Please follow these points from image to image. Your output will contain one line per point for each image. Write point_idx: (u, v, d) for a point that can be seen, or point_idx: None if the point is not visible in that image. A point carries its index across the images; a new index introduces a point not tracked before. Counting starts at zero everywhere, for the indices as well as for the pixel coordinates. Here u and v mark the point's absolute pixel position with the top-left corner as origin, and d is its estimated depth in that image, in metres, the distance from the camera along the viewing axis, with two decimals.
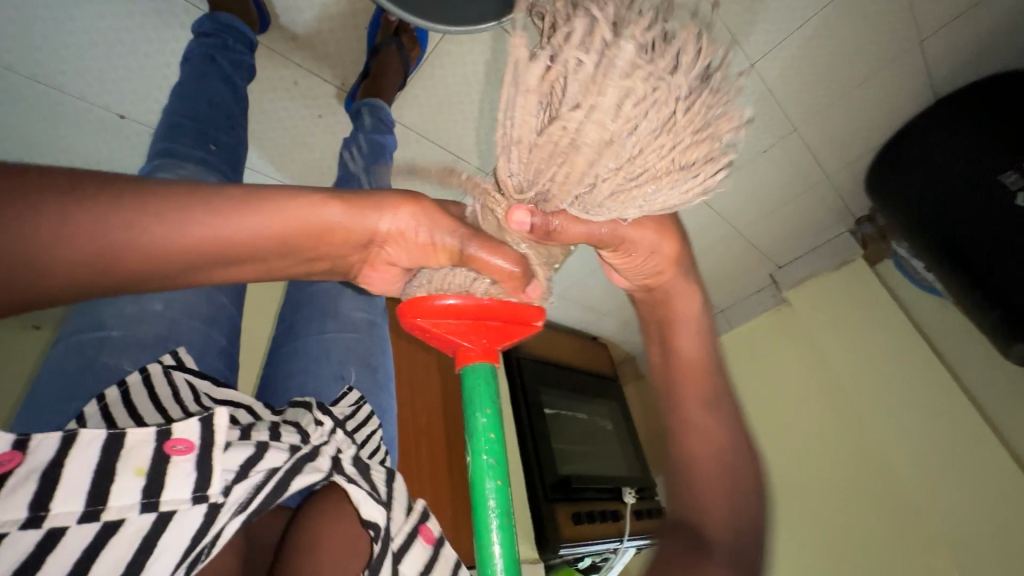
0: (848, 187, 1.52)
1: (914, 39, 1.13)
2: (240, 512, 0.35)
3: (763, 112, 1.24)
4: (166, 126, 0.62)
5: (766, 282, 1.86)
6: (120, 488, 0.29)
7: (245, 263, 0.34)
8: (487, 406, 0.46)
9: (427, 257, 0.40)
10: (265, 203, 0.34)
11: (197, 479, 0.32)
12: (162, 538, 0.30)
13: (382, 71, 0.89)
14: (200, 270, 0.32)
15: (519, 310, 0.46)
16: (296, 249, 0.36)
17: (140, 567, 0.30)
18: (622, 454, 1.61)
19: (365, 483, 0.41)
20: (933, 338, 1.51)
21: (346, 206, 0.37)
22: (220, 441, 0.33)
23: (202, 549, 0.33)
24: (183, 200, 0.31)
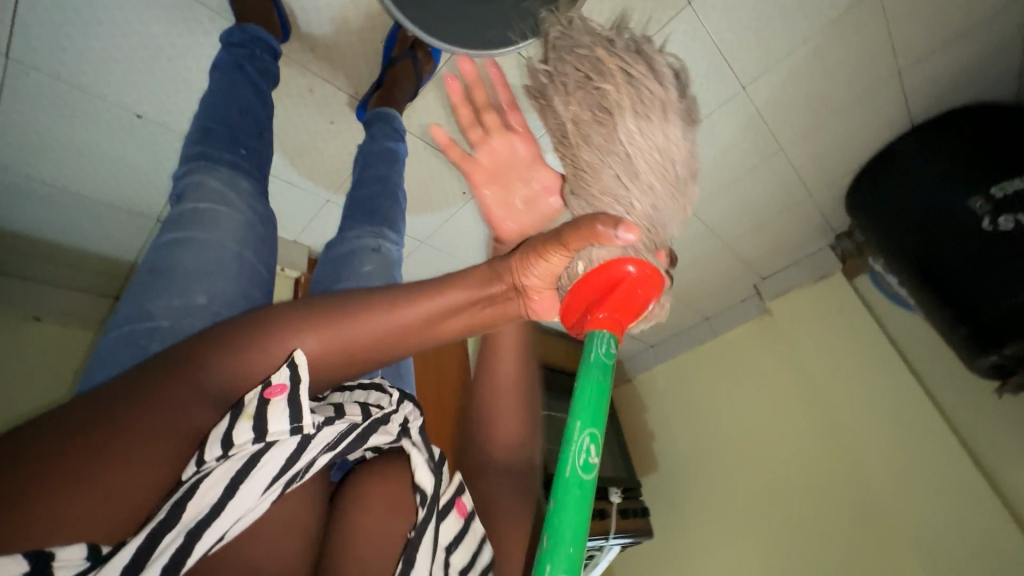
0: (829, 205, 1.59)
1: (893, 69, 1.20)
2: (328, 450, 0.42)
3: (751, 132, 1.30)
4: (199, 131, 0.65)
5: (749, 292, 1.93)
6: (238, 429, 0.36)
7: (454, 323, 0.42)
8: (598, 349, 0.41)
9: (551, 270, 0.43)
10: (432, 284, 0.42)
11: (292, 413, 0.37)
12: (265, 458, 0.38)
13: (394, 83, 0.94)
14: (391, 343, 0.41)
15: (605, 273, 0.41)
16: (467, 309, 0.43)
17: (244, 479, 0.37)
18: (609, 455, 1.67)
19: (424, 450, 0.49)
20: (907, 350, 1.59)
21: (487, 272, 0.43)
22: (305, 380, 0.38)
23: (296, 472, 0.40)
24: (337, 311, 0.40)
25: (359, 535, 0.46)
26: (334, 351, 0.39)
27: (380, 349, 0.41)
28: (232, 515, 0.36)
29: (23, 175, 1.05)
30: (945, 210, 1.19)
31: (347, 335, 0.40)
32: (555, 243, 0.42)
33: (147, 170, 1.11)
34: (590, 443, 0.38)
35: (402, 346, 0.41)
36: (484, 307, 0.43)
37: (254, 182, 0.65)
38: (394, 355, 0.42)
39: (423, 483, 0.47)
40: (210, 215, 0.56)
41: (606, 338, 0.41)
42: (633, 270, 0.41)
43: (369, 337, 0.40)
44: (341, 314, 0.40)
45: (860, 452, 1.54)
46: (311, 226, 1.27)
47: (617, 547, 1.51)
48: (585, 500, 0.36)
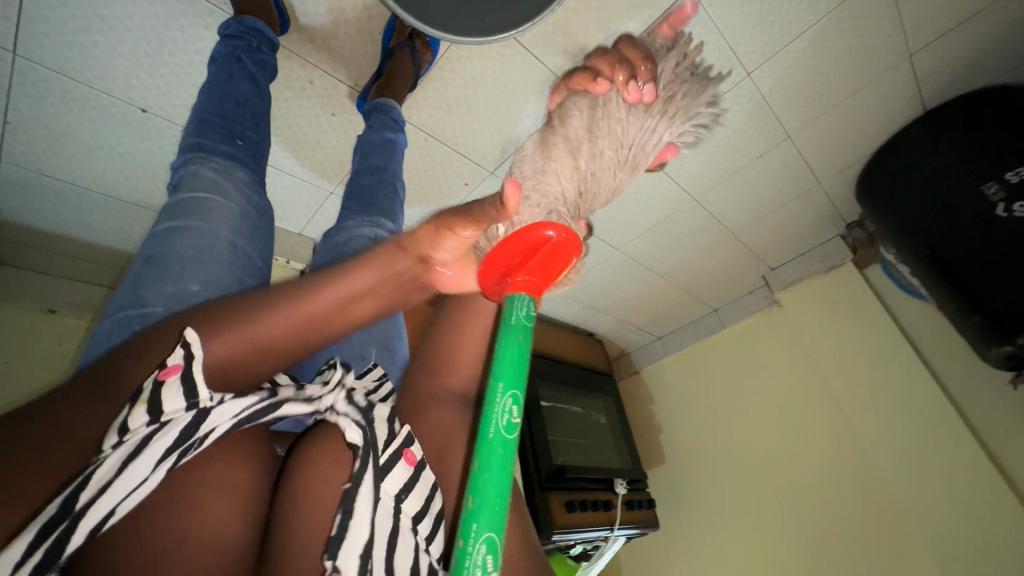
0: (840, 194, 1.57)
1: (903, 53, 1.17)
2: (230, 418, 0.39)
3: (758, 121, 1.29)
4: (196, 123, 0.66)
5: (758, 283, 1.92)
6: (131, 413, 0.34)
7: (367, 306, 0.44)
8: (517, 313, 0.45)
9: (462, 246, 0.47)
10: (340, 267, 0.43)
11: (186, 389, 0.36)
12: (159, 436, 0.35)
13: (393, 72, 0.94)
14: (316, 324, 0.41)
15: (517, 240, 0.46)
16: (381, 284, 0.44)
17: (135, 457, 0.34)
18: (615, 447, 1.67)
19: (354, 411, 0.46)
20: (919, 341, 1.56)
21: (398, 251, 0.45)
22: (200, 357, 0.37)
23: (194, 443, 0.37)
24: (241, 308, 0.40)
25: (300, 496, 0.42)
26: (257, 348, 0.40)
27: (295, 344, 0.41)
28: (120, 491, 0.33)
29: (34, 172, 1.07)
30: (958, 196, 1.16)
31: (258, 332, 0.40)
32: (461, 221, 0.44)
33: (153, 164, 1.13)
34: (513, 404, 0.40)
35: (322, 333, 0.42)
36: (395, 282, 0.45)
37: (250, 173, 0.66)
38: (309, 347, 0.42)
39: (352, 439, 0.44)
40: (204, 204, 0.57)
41: (525, 302, 0.46)
42: (552, 233, 0.45)
43: (285, 331, 0.40)
44: (252, 307, 0.40)
45: (870, 444, 1.52)
46: (316, 219, 1.28)
47: (623, 538, 1.51)
48: (505, 459, 0.38)
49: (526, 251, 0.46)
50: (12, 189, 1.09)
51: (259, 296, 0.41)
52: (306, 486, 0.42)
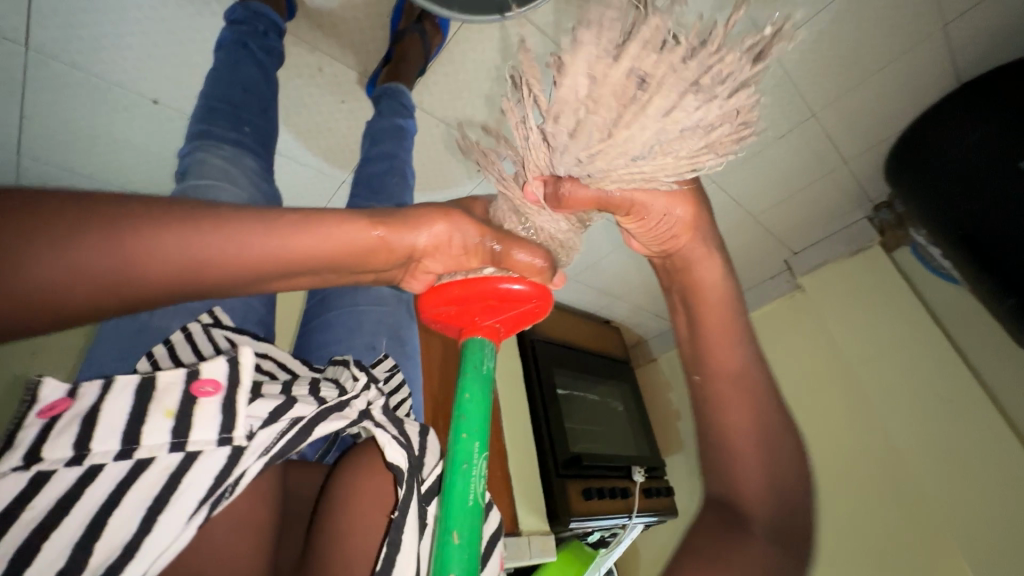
0: (867, 173, 1.50)
1: (937, 23, 1.10)
2: (263, 455, 0.40)
3: (780, 98, 1.23)
4: (203, 110, 0.66)
5: (780, 268, 1.86)
6: (151, 429, 0.35)
7: (286, 278, 0.38)
8: (485, 363, 0.50)
9: (460, 265, 0.47)
10: (315, 224, 0.39)
11: (221, 422, 0.37)
12: (189, 474, 0.36)
13: (404, 55, 0.92)
14: (238, 284, 0.36)
15: (516, 296, 0.49)
16: (343, 263, 0.41)
17: (164, 502, 0.35)
18: (633, 435, 1.65)
19: (391, 428, 0.48)
20: (950, 326, 1.51)
21: (385, 227, 0.42)
22: (242, 381, 0.39)
23: (227, 487, 0.38)
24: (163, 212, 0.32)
25: (346, 526, 0.47)
26: (153, 278, 0.32)
27: (173, 289, 0.33)
28: (154, 550, 0.35)
29: (54, 166, 1.09)
30: (993, 173, 1.09)
31: (140, 254, 0.31)
32: (488, 252, 0.46)
33: (167, 156, 1.13)
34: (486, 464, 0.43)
35: (214, 288, 0.35)
36: (358, 258, 0.42)
37: (258, 160, 0.65)
38: (189, 297, 0.34)
39: (394, 458, 0.46)
40: (212, 192, 0.56)
41: (488, 347, 0.51)
42: (524, 290, 0.49)
43: (174, 266, 0.32)
44: (150, 220, 0.32)
45: (895, 433, 1.48)
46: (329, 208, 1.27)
47: (641, 525, 1.50)
48: (476, 523, 0.40)
49: (498, 303, 0.50)
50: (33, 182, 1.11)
51: (207, 215, 0.34)
52: (360, 523, 0.48)
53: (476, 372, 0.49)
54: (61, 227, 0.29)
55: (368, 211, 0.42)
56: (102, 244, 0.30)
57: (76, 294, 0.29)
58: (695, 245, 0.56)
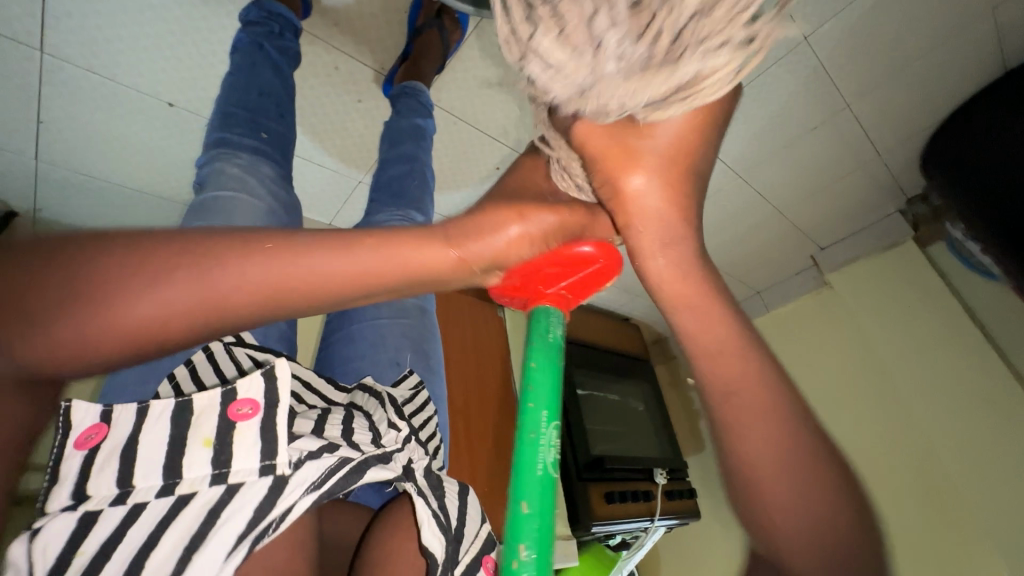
0: (901, 165, 1.44)
1: (985, 7, 1.04)
2: (313, 490, 0.37)
3: (813, 87, 1.17)
4: (221, 116, 0.64)
5: (806, 264, 1.80)
6: (190, 460, 0.35)
7: (358, 292, 0.37)
8: (552, 331, 0.46)
9: (537, 257, 0.46)
10: (392, 241, 0.38)
11: (261, 450, 0.36)
12: (231, 512, 0.34)
13: (422, 52, 0.89)
14: (310, 304, 0.35)
15: (591, 260, 0.46)
16: (422, 278, 0.40)
17: (201, 539, 0.33)
18: (654, 435, 1.62)
19: (431, 499, 0.47)
20: (989, 326, 1.44)
21: (462, 245, 0.41)
22: (280, 401, 0.37)
23: (272, 522, 0.35)
24: (226, 249, 0.32)
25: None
26: (227, 300, 0.32)
27: (259, 310, 0.33)
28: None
29: (75, 172, 1.09)
30: None
31: (207, 286, 0.31)
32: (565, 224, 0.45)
33: (182, 159, 1.12)
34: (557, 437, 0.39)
35: (287, 307, 0.34)
36: (438, 272, 0.40)
37: (276, 167, 0.63)
38: (273, 318, 0.35)
39: (430, 545, 0.44)
40: (230, 204, 0.54)
41: (555, 316, 0.47)
42: (593, 251, 0.46)
43: (255, 290, 0.33)
44: (240, 252, 0.33)
45: (929, 436, 1.42)
46: (345, 209, 1.25)
47: (663, 528, 1.47)
48: (548, 497, 0.37)
49: (566, 269, 0.47)
50: (52, 187, 1.11)
51: (292, 244, 0.34)
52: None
53: (541, 337, 0.45)
54: (146, 271, 0.30)
55: (442, 231, 0.41)
56: (210, 271, 0.31)
57: (166, 325, 0.30)
58: (645, 227, 0.43)
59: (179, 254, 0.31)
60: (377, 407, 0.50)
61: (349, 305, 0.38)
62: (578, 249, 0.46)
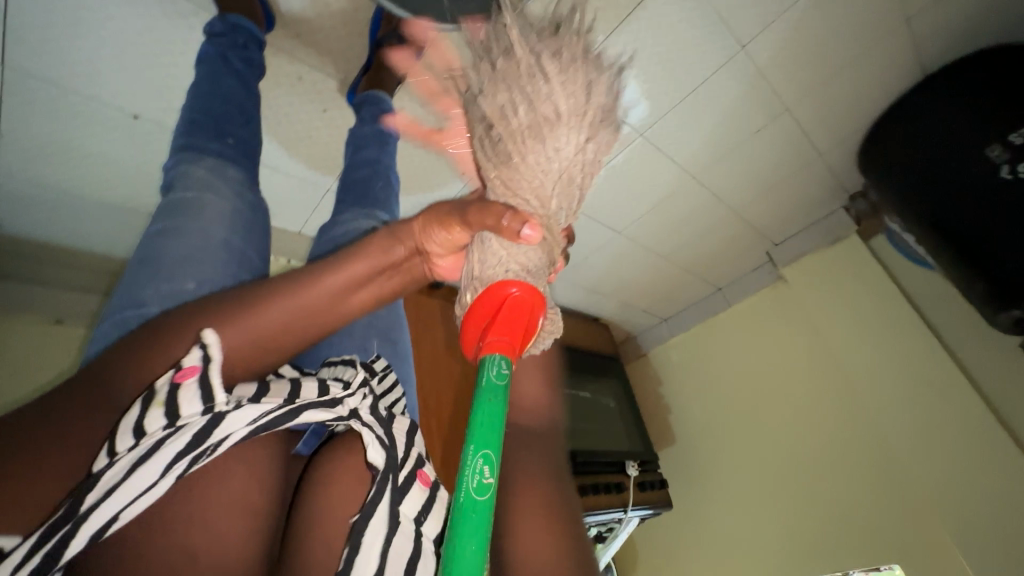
0: (841, 165, 1.55)
1: (902, 15, 1.14)
2: (249, 424, 0.42)
3: (754, 91, 1.25)
4: (185, 123, 0.67)
5: (762, 260, 1.89)
6: (149, 417, 0.38)
7: (353, 296, 0.47)
8: (496, 372, 0.44)
9: (451, 238, 0.50)
10: (356, 253, 0.48)
11: (201, 393, 0.39)
12: (173, 439, 0.38)
13: (382, 66, 0.94)
14: (320, 319, 0.45)
15: (519, 301, 0.46)
16: (383, 266, 0.48)
17: (143, 460, 0.37)
18: (625, 429, 1.67)
19: (377, 429, 0.49)
20: (928, 309, 1.54)
21: (393, 234, 0.50)
22: (219, 356, 0.41)
23: (210, 446, 0.40)
24: (252, 296, 0.44)
25: (324, 501, 0.48)
26: (271, 327, 0.43)
27: (289, 335, 0.44)
28: (130, 492, 0.36)
29: (38, 186, 1.09)
30: (963, 162, 1.14)
31: (248, 325, 0.43)
32: (459, 218, 0.49)
33: (146, 171, 1.13)
34: (484, 464, 0.40)
35: (308, 330, 0.45)
36: (394, 269, 0.49)
37: (242, 170, 0.66)
38: (303, 338, 0.45)
39: (374, 461, 0.47)
40: (197, 204, 0.57)
41: (498, 360, 0.45)
42: (517, 290, 0.46)
43: (280, 320, 0.44)
44: (261, 297, 0.44)
45: (881, 415, 1.49)
46: (314, 217, 1.28)
47: (636, 519, 1.52)
48: (483, 518, 0.37)
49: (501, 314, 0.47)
50: (16, 202, 1.10)
51: (297, 278, 0.45)
52: (330, 499, 0.49)
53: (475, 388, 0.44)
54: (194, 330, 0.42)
55: (380, 231, 0.50)
56: (243, 315, 0.43)
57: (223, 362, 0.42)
58: None
59: (217, 312, 0.43)
60: (348, 368, 0.53)
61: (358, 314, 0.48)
62: (509, 291, 0.46)
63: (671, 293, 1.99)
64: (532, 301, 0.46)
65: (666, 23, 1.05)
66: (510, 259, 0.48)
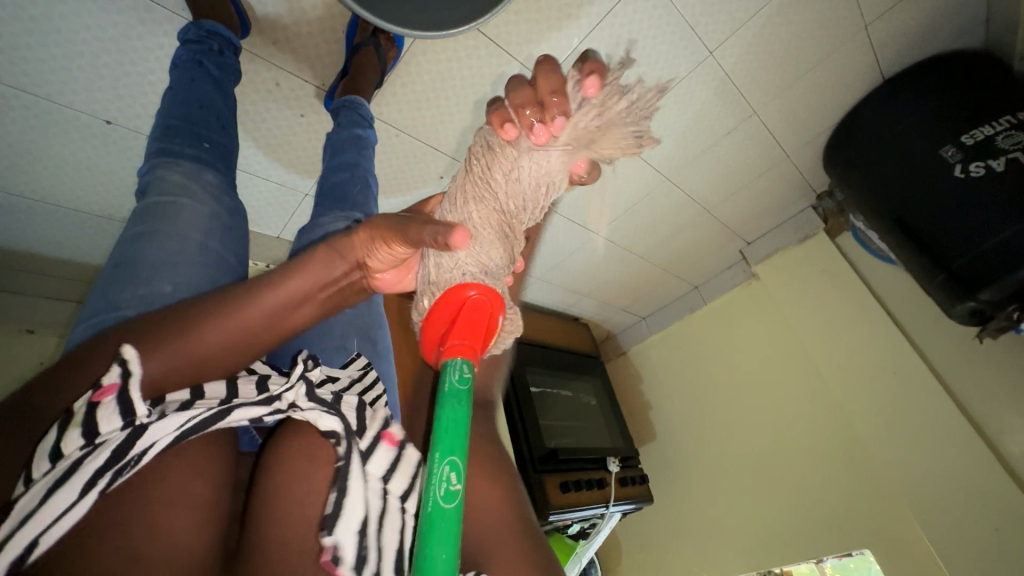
0: (809, 165, 1.61)
1: (860, 24, 1.20)
2: (174, 430, 0.39)
3: (724, 96, 1.30)
4: (161, 129, 0.67)
5: (736, 258, 1.98)
6: (65, 437, 0.35)
7: (296, 312, 0.47)
8: (459, 375, 0.43)
9: (391, 254, 0.50)
10: (291, 269, 0.47)
11: (120, 407, 0.37)
12: (89, 458, 0.35)
13: (360, 71, 0.95)
14: (258, 336, 0.45)
15: (479, 301, 0.48)
16: (319, 284, 0.48)
17: (62, 481, 0.34)
18: (606, 426, 1.69)
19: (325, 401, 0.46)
20: (891, 301, 1.60)
21: (330, 251, 0.49)
22: (137, 373, 0.38)
23: (131, 461, 0.37)
24: (185, 315, 0.42)
25: (277, 488, 0.44)
26: (209, 349, 0.42)
27: (228, 354, 0.44)
28: (49, 514, 0.33)
29: (7, 193, 1.06)
30: (921, 162, 1.19)
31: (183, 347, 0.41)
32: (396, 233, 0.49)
33: (122, 178, 1.12)
34: (451, 471, 0.37)
35: (246, 348, 0.45)
36: (334, 283, 0.49)
37: (219, 175, 0.67)
38: (242, 356, 0.45)
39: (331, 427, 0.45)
40: (172, 208, 0.58)
41: (460, 366, 0.44)
42: (474, 292, 0.48)
43: (218, 340, 0.43)
44: (194, 318, 0.42)
45: (851, 406, 1.54)
46: (294, 221, 1.28)
47: (619, 514, 1.54)
48: (449, 528, 0.35)
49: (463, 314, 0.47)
50: None
51: (233, 297, 0.44)
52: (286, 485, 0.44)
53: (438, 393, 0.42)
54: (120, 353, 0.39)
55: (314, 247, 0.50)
56: (173, 338, 0.41)
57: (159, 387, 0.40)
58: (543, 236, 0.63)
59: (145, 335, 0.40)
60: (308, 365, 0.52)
61: (294, 329, 0.48)
62: (470, 292, 0.48)
63: (650, 292, 2.05)
64: (490, 303, 0.48)
65: (640, 29, 1.08)
66: (467, 263, 0.50)
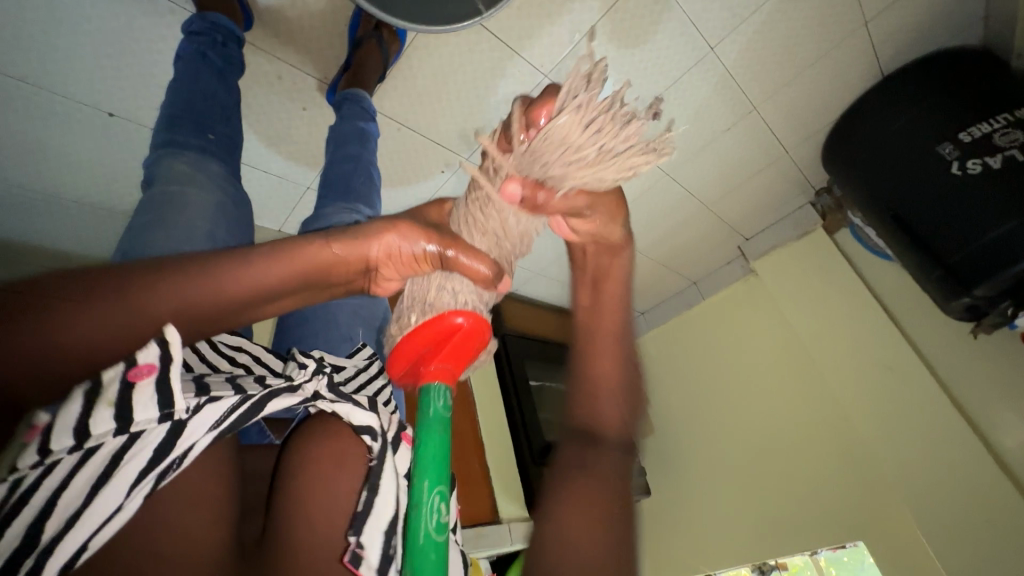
0: (805, 162, 1.62)
1: (859, 21, 1.20)
2: (212, 428, 0.39)
3: (722, 93, 1.31)
4: (165, 119, 0.67)
5: (733, 254, 1.99)
6: (97, 418, 0.32)
7: (274, 304, 0.40)
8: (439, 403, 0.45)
9: (413, 269, 0.46)
10: (290, 250, 0.40)
11: (160, 399, 0.34)
12: (132, 451, 0.35)
13: (362, 64, 0.96)
14: (226, 320, 0.37)
15: (470, 332, 0.46)
16: (309, 282, 0.41)
17: (108, 476, 0.34)
18: None
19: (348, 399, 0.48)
20: (886, 297, 1.62)
21: (342, 242, 0.42)
22: (179, 357, 0.34)
23: (173, 461, 0.37)
24: (165, 272, 0.34)
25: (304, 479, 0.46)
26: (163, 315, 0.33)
27: (187, 331, 0.35)
28: (94, 520, 0.33)
29: None
30: (918, 158, 1.20)
31: (142, 310, 0.33)
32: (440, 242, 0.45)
33: (123, 168, 1.12)
34: (440, 501, 0.41)
35: (200, 329, 0.36)
36: (334, 272, 0.42)
37: (224, 166, 0.67)
38: (197, 333, 0.36)
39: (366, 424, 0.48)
40: (177, 198, 0.58)
41: (442, 392, 0.45)
42: (462, 321, 0.45)
43: (184, 315, 0.35)
44: (172, 277, 0.34)
45: (846, 401, 1.56)
46: (295, 214, 1.29)
47: None
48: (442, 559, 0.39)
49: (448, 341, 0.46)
50: None
51: (227, 265, 0.36)
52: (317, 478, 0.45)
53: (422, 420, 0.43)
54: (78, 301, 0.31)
55: (322, 231, 0.42)
56: (127, 298, 0.32)
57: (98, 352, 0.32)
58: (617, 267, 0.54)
59: (110, 286, 0.32)
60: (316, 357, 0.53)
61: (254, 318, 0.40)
62: (458, 319, 0.45)
63: (648, 288, 2.06)
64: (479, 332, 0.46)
65: (639, 24, 1.08)
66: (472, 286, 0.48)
